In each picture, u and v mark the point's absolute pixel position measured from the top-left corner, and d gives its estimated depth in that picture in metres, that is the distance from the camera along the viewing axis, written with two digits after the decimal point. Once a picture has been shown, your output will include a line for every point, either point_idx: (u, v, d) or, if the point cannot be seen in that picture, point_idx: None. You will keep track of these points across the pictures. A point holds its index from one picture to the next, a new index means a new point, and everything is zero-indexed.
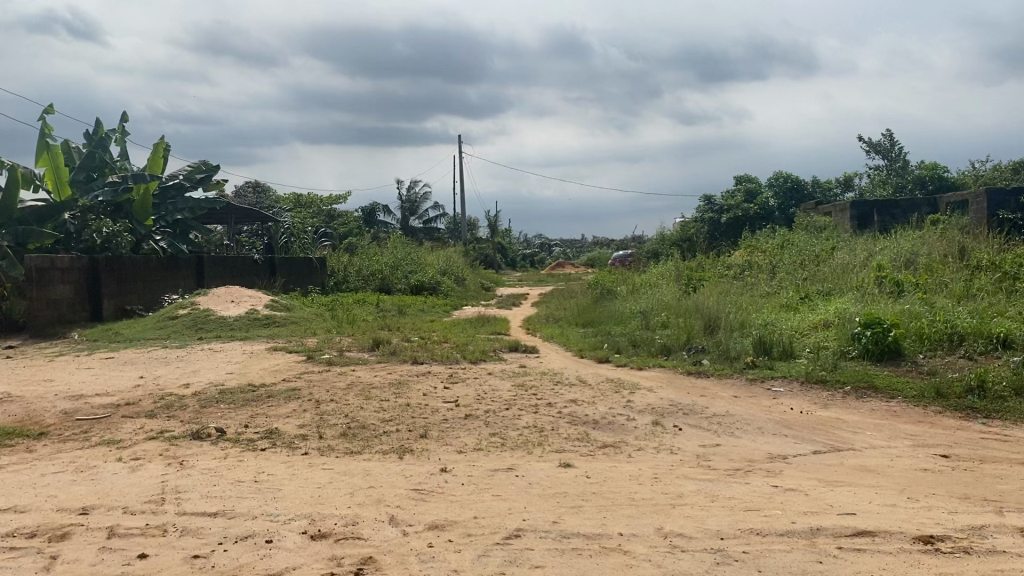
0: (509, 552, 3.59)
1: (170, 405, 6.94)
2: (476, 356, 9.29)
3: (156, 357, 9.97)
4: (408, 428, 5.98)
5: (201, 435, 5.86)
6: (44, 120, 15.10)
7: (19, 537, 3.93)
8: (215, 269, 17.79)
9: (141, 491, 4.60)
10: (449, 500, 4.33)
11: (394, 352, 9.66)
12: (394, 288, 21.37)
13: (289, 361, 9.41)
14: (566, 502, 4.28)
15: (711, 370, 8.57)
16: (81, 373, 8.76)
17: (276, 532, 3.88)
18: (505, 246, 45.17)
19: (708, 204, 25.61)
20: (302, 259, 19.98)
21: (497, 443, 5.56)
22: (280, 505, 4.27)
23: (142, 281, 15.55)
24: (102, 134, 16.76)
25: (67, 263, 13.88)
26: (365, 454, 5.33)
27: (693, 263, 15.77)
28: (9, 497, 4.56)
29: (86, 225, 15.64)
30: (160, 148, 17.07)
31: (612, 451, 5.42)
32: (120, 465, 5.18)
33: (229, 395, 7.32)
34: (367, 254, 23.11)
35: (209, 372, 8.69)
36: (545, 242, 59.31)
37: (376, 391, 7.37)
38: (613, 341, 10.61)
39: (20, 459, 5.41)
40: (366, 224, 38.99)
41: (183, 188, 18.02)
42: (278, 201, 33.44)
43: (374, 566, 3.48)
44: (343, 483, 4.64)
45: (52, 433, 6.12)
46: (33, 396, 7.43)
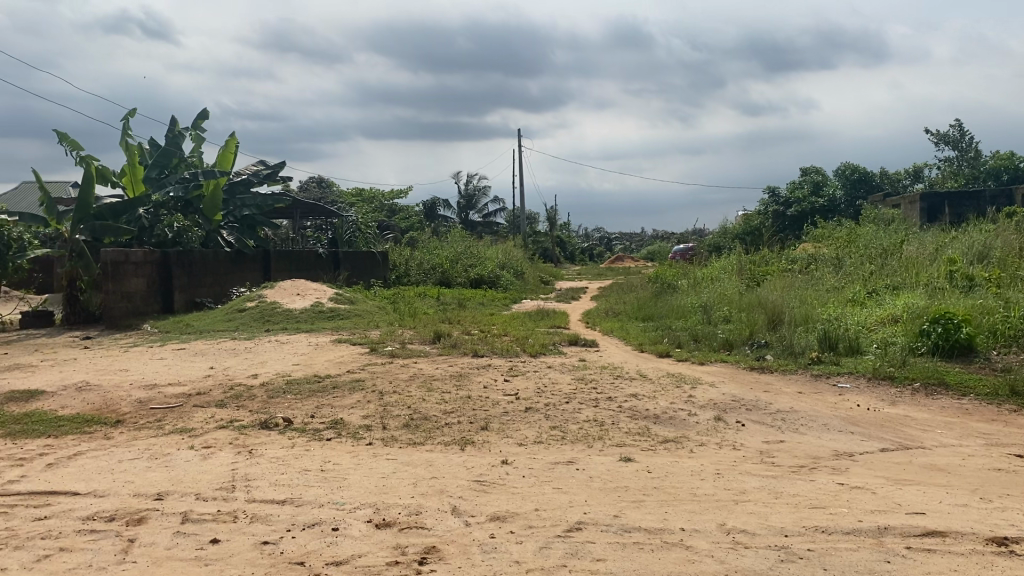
0: (570, 545, 3.61)
1: (239, 396, 7.13)
2: (536, 350, 9.31)
3: (226, 348, 10.26)
4: (470, 420, 6.04)
5: (270, 425, 6.03)
6: (126, 120, 15.63)
7: (99, 520, 4.11)
8: (281, 263, 18.22)
9: (213, 478, 4.74)
10: (510, 492, 4.36)
11: (455, 345, 9.76)
12: (454, 281, 21.58)
13: (353, 353, 9.59)
14: (627, 496, 4.28)
15: (774, 367, 8.41)
16: (154, 364, 9.06)
17: (342, 521, 3.97)
18: (563, 240, 45.19)
19: (772, 196, 25.21)
20: (364, 254, 20.36)
21: (557, 437, 5.58)
22: (345, 494, 4.36)
23: (211, 275, 16.05)
24: (176, 133, 17.27)
25: (140, 258, 14.34)
26: (427, 445, 5.41)
27: (757, 256, 15.52)
28: (90, 482, 4.76)
29: (159, 219, 16.14)
30: (231, 143, 17.47)
31: (674, 446, 5.38)
32: (193, 453, 5.36)
33: (296, 386, 7.49)
34: (429, 247, 23.41)
35: (276, 364, 8.90)
36: (605, 236, 59.14)
37: (438, 383, 7.46)
38: (673, 335, 10.51)
39: (98, 446, 5.61)
40: (426, 219, 39.39)
41: (250, 184, 18.41)
42: (340, 197, 34.02)
43: (438, 555, 3.54)
44: (407, 474, 4.72)
45: (128, 421, 6.34)
46: (110, 386, 7.72)
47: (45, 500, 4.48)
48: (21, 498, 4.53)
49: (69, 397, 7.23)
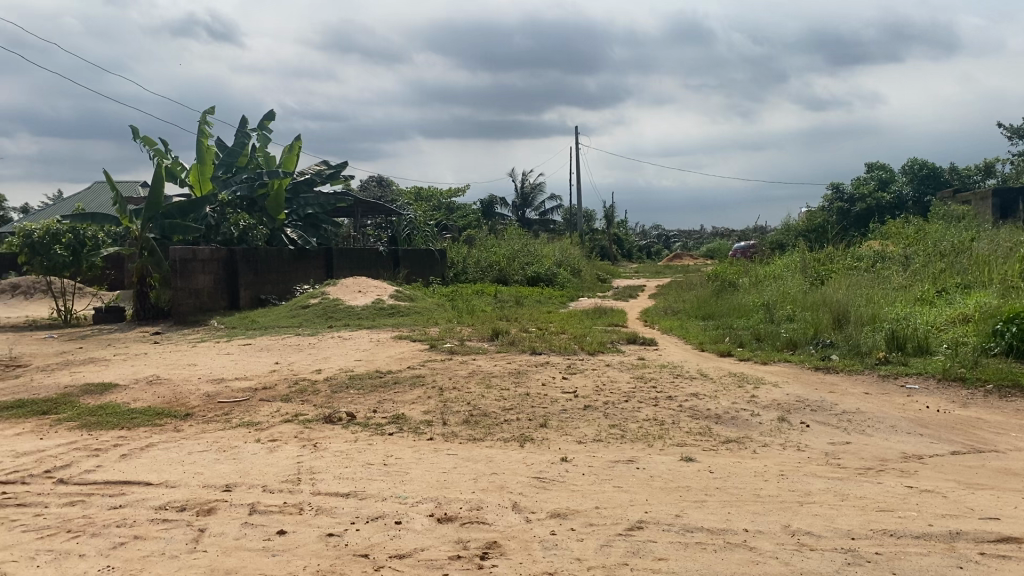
0: (633, 544, 3.60)
1: (304, 390, 7.27)
2: (594, 347, 9.29)
3: (290, 343, 10.47)
4: (529, 417, 6.06)
5: (333, 419, 6.14)
6: (202, 122, 16.10)
7: (171, 510, 4.24)
8: (343, 260, 18.52)
9: (279, 471, 4.85)
10: (570, 489, 4.37)
11: (513, 342, 9.79)
12: (511, 279, 21.57)
13: (413, 349, 9.69)
14: (689, 496, 4.25)
15: (840, 366, 8.25)
16: (221, 358, 9.30)
17: (405, 514, 4.02)
18: (621, 237, 44.94)
19: (836, 192, 24.86)
20: (423, 251, 20.66)
21: (617, 435, 5.56)
22: (408, 488, 4.42)
23: (276, 272, 16.40)
24: (244, 134, 17.68)
25: (208, 255, 14.72)
26: (487, 441, 5.45)
27: (821, 254, 15.15)
28: (161, 473, 4.91)
29: (225, 218, 16.46)
30: (296, 146, 17.81)
31: (736, 447, 5.32)
32: (259, 446, 5.48)
33: (358, 381, 7.61)
34: (486, 245, 23.53)
35: (339, 359, 9.05)
36: (662, 234, 58.64)
37: (497, 379, 7.51)
38: (734, 334, 10.37)
39: (169, 439, 5.78)
40: (484, 217, 39.55)
41: (313, 184, 18.72)
42: (398, 196, 34.41)
43: (499, 550, 3.56)
44: (468, 469, 4.76)
45: (197, 414, 6.52)
46: (180, 379, 7.94)
47: (120, 489, 4.63)
48: (97, 487, 4.70)
49: (141, 391, 7.46)
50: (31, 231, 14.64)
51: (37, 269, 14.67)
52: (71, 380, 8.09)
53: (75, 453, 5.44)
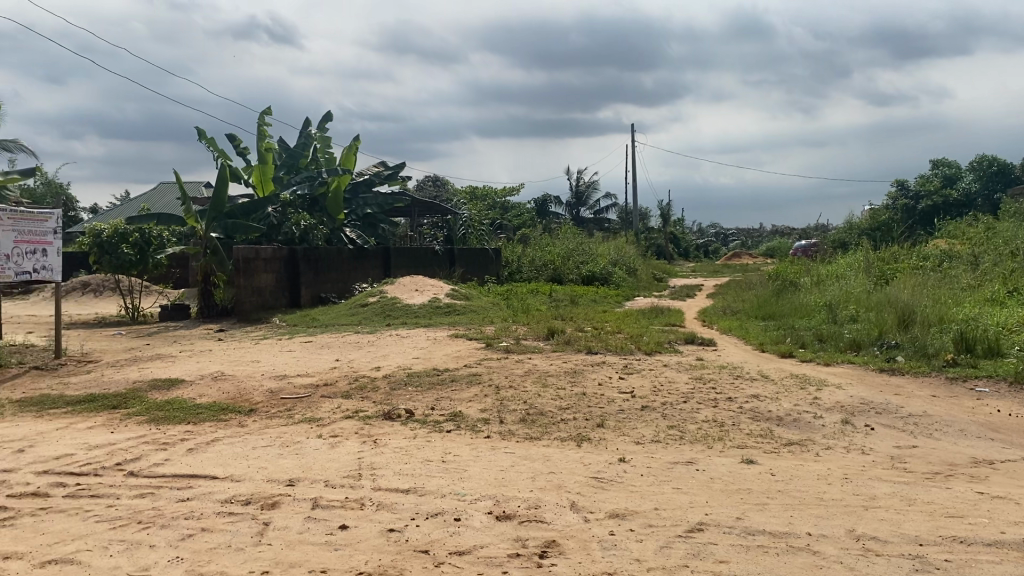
0: (693, 545, 3.57)
1: (363, 387, 7.37)
2: (651, 347, 9.22)
3: (350, 341, 10.62)
4: (586, 417, 6.05)
5: (392, 416, 6.21)
6: (262, 123, 16.45)
7: (237, 503, 4.34)
8: (401, 260, 18.73)
9: (340, 467, 4.92)
10: (629, 490, 4.35)
11: (569, 341, 9.77)
12: (566, 278, 21.54)
13: (470, 347, 9.75)
14: (750, 499, 4.19)
15: (906, 368, 8.06)
16: (283, 355, 9.49)
17: (463, 511, 4.05)
18: (678, 236, 44.52)
19: (901, 190, 24.29)
20: (478, 251, 20.79)
21: (675, 437, 5.51)
22: (466, 485, 4.45)
23: (335, 271, 16.66)
24: (304, 135, 18.01)
25: (270, 254, 15.02)
26: (545, 440, 5.45)
27: (885, 253, 14.75)
28: (227, 467, 5.03)
29: (286, 217, 16.62)
30: (354, 145, 18.05)
31: (798, 449, 5.24)
32: (321, 441, 5.58)
33: (416, 378, 7.68)
34: (542, 244, 23.52)
35: (397, 357, 9.16)
36: (720, 233, 57.89)
37: (553, 379, 7.51)
38: (796, 335, 10.19)
39: (234, 433, 5.92)
40: (538, 216, 39.59)
41: (371, 184, 18.95)
42: (454, 195, 34.65)
43: (558, 549, 3.57)
44: (526, 468, 4.78)
45: (260, 410, 6.67)
46: (243, 376, 8.12)
47: (187, 482, 4.76)
48: (166, 479, 4.84)
49: (206, 386, 7.66)
50: (101, 231, 15.11)
51: (106, 267, 15.15)
52: (140, 376, 8.33)
53: (145, 446, 5.61)
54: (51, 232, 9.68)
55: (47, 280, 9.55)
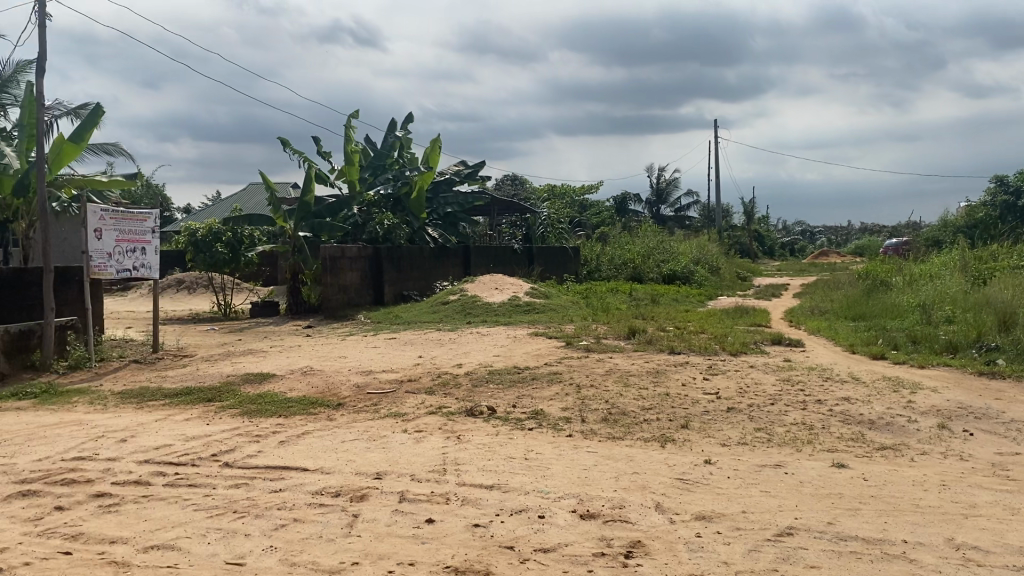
0: (782, 550, 3.51)
1: (446, 384, 7.48)
2: (736, 348, 9.05)
3: (432, 338, 10.76)
4: (669, 418, 5.99)
5: (475, 412, 6.27)
6: (348, 123, 16.79)
7: (327, 495, 4.46)
8: (481, 258, 18.89)
9: (425, 462, 5.01)
10: (715, 492, 4.29)
11: (651, 341, 9.68)
12: (646, 276, 21.34)
13: (550, 346, 9.77)
14: (841, 503, 4.09)
15: (1006, 372, 7.72)
16: (368, 351, 9.68)
17: (548, 509, 4.07)
18: (762, 234, 43.59)
19: (1001, 184, 23.22)
20: (558, 249, 20.82)
21: (762, 439, 5.41)
22: (550, 483, 4.47)
23: (418, 269, 16.89)
24: (389, 135, 18.33)
25: (355, 253, 15.35)
26: (628, 440, 5.43)
27: (984, 251, 14.13)
28: (317, 459, 5.17)
29: (371, 217, 17.03)
30: (437, 144, 18.26)
31: (892, 454, 5.08)
32: (406, 436, 5.68)
33: (498, 376, 7.74)
34: (621, 242, 23.35)
35: (478, 354, 9.23)
36: (806, 231, 56.42)
37: (635, 378, 7.46)
38: (888, 336, 9.87)
39: (323, 427, 6.08)
40: (618, 214, 39.36)
41: (452, 183, 19.11)
42: (533, 193, 34.73)
43: (644, 550, 3.55)
44: (609, 467, 4.76)
45: (348, 404, 6.82)
46: (331, 371, 8.33)
47: (280, 474, 4.92)
48: (259, 471, 5.01)
49: (296, 380, 7.88)
50: (195, 230, 15.70)
51: (200, 265, 15.72)
52: (234, 370, 8.63)
53: (239, 438, 5.81)
54: (150, 231, 10.10)
55: (145, 278, 9.97)
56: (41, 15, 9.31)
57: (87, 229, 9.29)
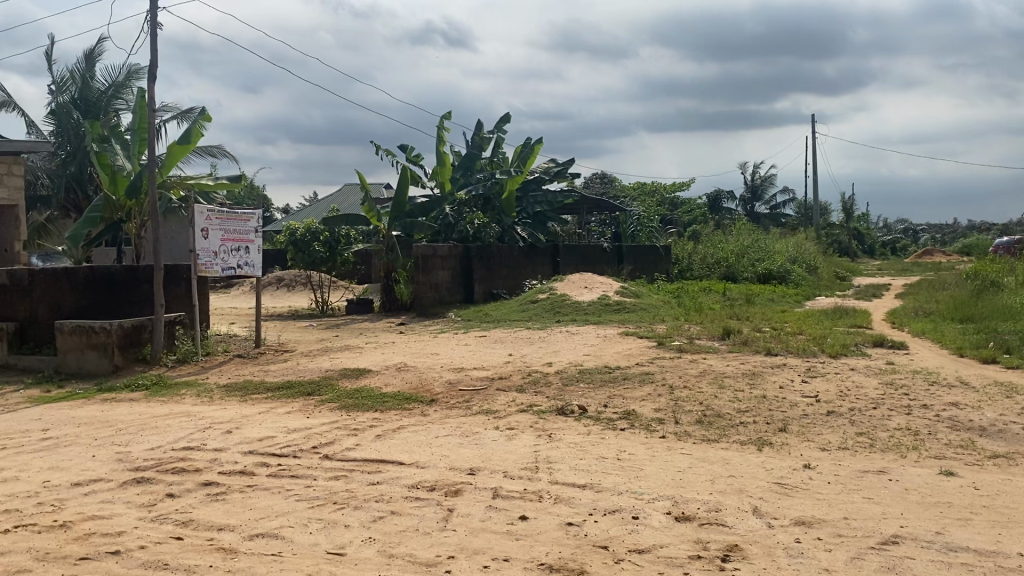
0: (887, 559, 3.40)
1: (537, 382, 7.52)
2: (836, 350, 8.79)
3: (522, 337, 10.81)
4: (766, 421, 5.87)
5: (566, 411, 6.28)
6: (442, 125, 16.98)
7: (422, 489, 4.55)
8: (570, 256, 18.88)
9: (518, 459, 5.05)
10: (815, 497, 4.19)
11: (746, 342, 9.49)
12: (740, 276, 20.92)
13: (642, 346, 9.69)
14: (951, 513, 3.93)
15: None
16: (460, 349, 9.81)
17: (641, 510, 4.05)
18: (862, 232, 42.15)
19: None
20: (648, 247, 20.64)
21: (864, 444, 5.25)
22: (644, 484, 4.44)
23: (507, 267, 17.01)
24: (480, 136, 18.48)
25: (446, 251, 15.58)
26: (723, 442, 5.35)
27: None
28: (412, 453, 5.28)
29: (461, 217, 17.18)
30: (531, 146, 18.35)
31: (1005, 463, 4.84)
32: (498, 433, 5.74)
33: (589, 375, 7.73)
34: (713, 240, 22.95)
35: (568, 353, 9.24)
36: (908, 229, 54.25)
37: (730, 380, 7.34)
38: (1000, 339, 9.40)
39: (417, 422, 6.20)
40: (711, 212, 38.69)
41: (542, 181, 19.10)
42: (623, 191, 34.48)
43: (741, 554, 3.50)
44: (704, 470, 4.71)
45: (441, 400, 6.94)
46: (424, 367, 8.48)
47: (377, 467, 5.04)
48: (358, 463, 5.15)
49: (390, 376, 8.07)
50: (295, 229, 16.21)
51: (300, 264, 16.24)
52: (331, 365, 8.88)
53: (338, 431, 5.98)
54: (252, 231, 10.51)
55: (248, 276, 10.37)
56: (152, 24, 9.77)
57: (194, 229, 9.69)
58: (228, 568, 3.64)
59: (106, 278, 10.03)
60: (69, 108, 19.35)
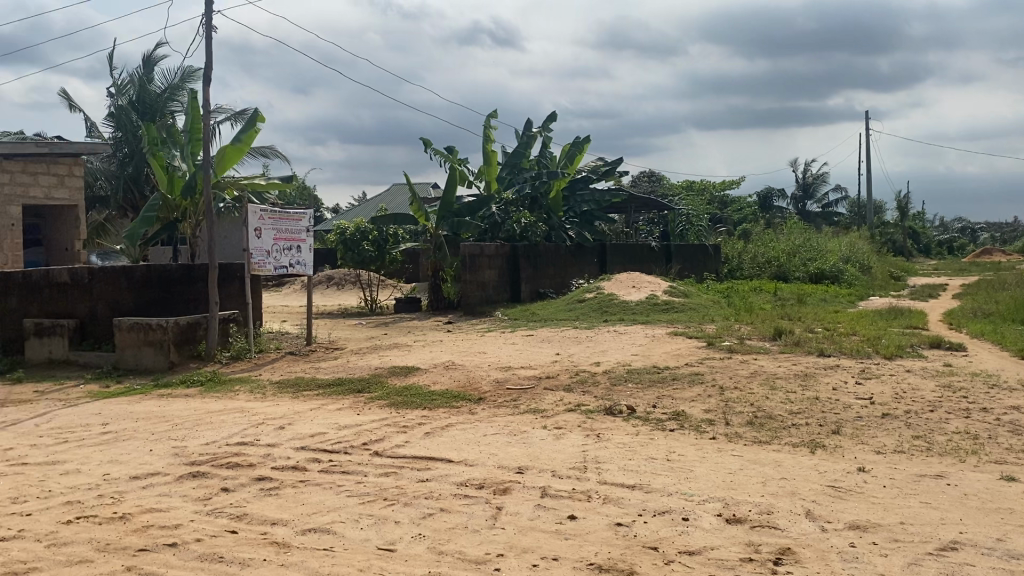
0: (945, 565, 3.33)
1: (585, 381, 7.50)
2: (891, 351, 8.61)
3: (569, 336, 10.80)
4: (819, 423, 5.78)
5: (614, 411, 6.26)
6: (489, 124, 17.01)
7: (471, 487, 4.58)
8: (618, 256, 18.79)
9: (567, 458, 5.05)
10: (870, 501, 4.12)
11: (798, 343, 9.35)
12: (791, 276, 20.60)
13: (691, 346, 9.61)
14: (1012, 519, 3.83)
15: None
16: (507, 348, 9.83)
17: (692, 511, 4.02)
18: (918, 231, 41.20)
19: None
20: (697, 246, 20.46)
21: (921, 448, 5.14)
22: (694, 486, 4.41)
23: (554, 266, 16.99)
24: (528, 135, 18.46)
25: (494, 250, 15.63)
26: (774, 444, 5.28)
27: None
28: (461, 451, 5.31)
29: (508, 216, 17.19)
30: (579, 144, 18.28)
31: None
32: (547, 432, 5.74)
33: (638, 375, 7.69)
34: (764, 239, 22.63)
35: (617, 353, 9.20)
36: (966, 227, 52.87)
37: (782, 381, 7.23)
38: None
39: (465, 420, 6.23)
40: (761, 211, 38.18)
41: (589, 180, 19.02)
42: (672, 189, 34.21)
43: (794, 557, 3.46)
44: (756, 472, 4.65)
45: (488, 399, 6.96)
46: (471, 366, 8.52)
47: (426, 464, 5.08)
48: (407, 460, 5.20)
49: (439, 374, 8.12)
50: (345, 228, 16.39)
51: (350, 263, 16.40)
52: (381, 363, 8.98)
53: (387, 428, 6.04)
54: (304, 230, 10.67)
55: (299, 274, 10.52)
56: (207, 27, 9.98)
57: (248, 229, 9.88)
58: (281, 562, 3.71)
59: (163, 275, 10.28)
60: (129, 110, 20.05)
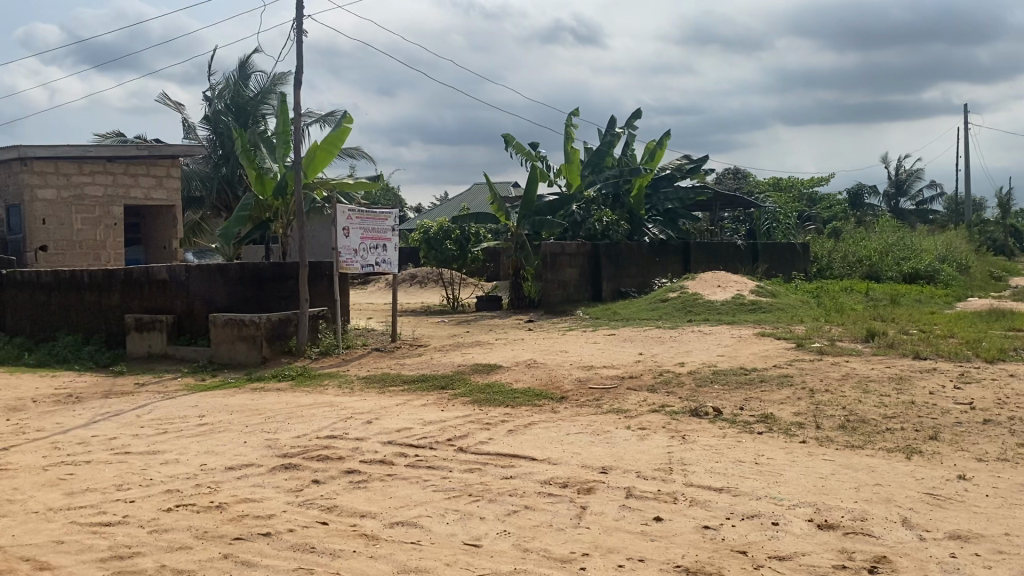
0: None
1: (669, 382, 7.43)
2: (992, 354, 8.25)
3: (652, 335, 10.71)
4: (915, 428, 5.59)
5: (700, 413, 6.18)
6: (571, 122, 16.95)
7: (555, 486, 4.59)
8: (702, 255, 18.51)
9: (651, 459, 5.01)
10: (972, 511, 3.96)
11: (891, 344, 9.05)
12: (884, 275, 19.92)
13: (778, 347, 9.40)
14: None
15: None
16: (590, 347, 9.81)
17: (782, 516, 3.94)
18: (1020, 229, 39.29)
19: None
20: (784, 245, 20.00)
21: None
22: (784, 490, 4.32)
23: (636, 265, 16.85)
24: (610, 133, 18.32)
25: (574, 249, 15.63)
26: (868, 449, 5.13)
27: None
28: (544, 450, 5.33)
29: (590, 214, 17.12)
30: (662, 141, 18.10)
31: None
32: (631, 432, 5.71)
33: (724, 376, 7.58)
34: (855, 237, 21.93)
35: (701, 354, 9.08)
36: None
37: (875, 384, 7.00)
38: None
39: (548, 419, 6.24)
40: (851, 209, 37.04)
41: (673, 179, 18.75)
42: (757, 187, 33.51)
43: (890, 566, 3.35)
44: (848, 477, 4.52)
45: (571, 398, 6.96)
46: (554, 364, 8.53)
47: (510, 461, 5.12)
48: (491, 457, 5.24)
49: (521, 372, 8.16)
50: (428, 227, 16.68)
51: (432, 261, 16.72)
52: (464, 360, 9.08)
53: (471, 425, 6.11)
54: (390, 229, 10.87)
55: (386, 273, 10.73)
56: (298, 32, 10.26)
57: (337, 228, 10.12)
58: (370, 554, 3.80)
59: (256, 274, 10.61)
60: (224, 114, 20.74)
